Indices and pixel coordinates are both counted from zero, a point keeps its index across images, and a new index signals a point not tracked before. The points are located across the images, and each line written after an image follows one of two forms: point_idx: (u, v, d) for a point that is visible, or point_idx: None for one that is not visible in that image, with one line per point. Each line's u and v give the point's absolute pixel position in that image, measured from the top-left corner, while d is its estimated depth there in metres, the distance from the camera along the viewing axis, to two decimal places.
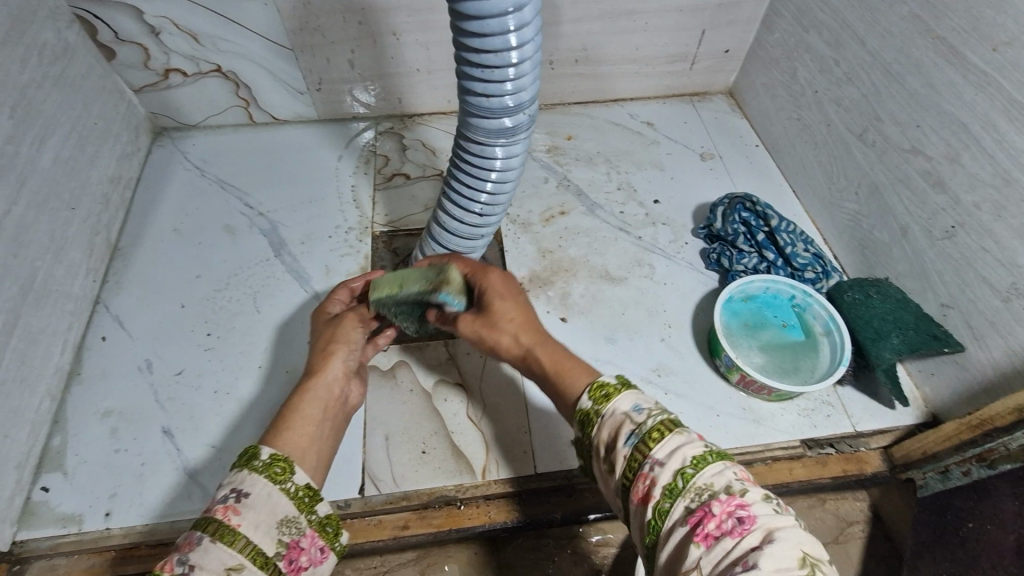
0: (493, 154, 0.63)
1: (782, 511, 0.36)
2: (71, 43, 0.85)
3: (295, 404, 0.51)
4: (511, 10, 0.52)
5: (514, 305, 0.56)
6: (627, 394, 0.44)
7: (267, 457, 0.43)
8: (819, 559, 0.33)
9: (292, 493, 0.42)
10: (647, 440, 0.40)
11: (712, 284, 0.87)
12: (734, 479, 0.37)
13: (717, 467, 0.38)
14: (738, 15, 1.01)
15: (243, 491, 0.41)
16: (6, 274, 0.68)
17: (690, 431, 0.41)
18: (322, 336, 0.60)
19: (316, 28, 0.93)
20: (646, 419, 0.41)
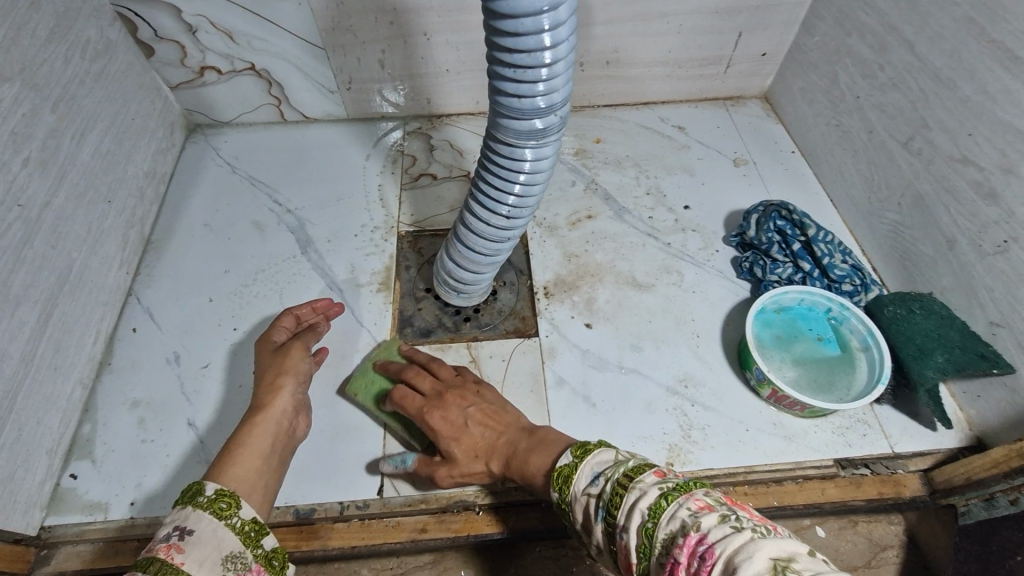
0: (522, 155, 0.62)
1: (742, 526, 0.38)
2: (112, 40, 0.87)
3: (242, 440, 0.62)
4: (546, 9, 0.50)
5: (477, 438, 0.66)
6: (581, 472, 0.53)
7: (212, 494, 0.54)
8: (786, 561, 0.34)
9: (238, 527, 0.53)
10: (612, 508, 0.47)
11: (743, 293, 0.84)
12: (689, 516, 0.41)
13: (672, 511, 0.42)
14: (777, 17, 0.98)
15: (187, 527, 0.51)
16: (44, 264, 0.70)
17: (644, 483, 0.46)
18: (269, 368, 0.70)
19: (347, 28, 0.93)
20: (603, 488, 0.50)
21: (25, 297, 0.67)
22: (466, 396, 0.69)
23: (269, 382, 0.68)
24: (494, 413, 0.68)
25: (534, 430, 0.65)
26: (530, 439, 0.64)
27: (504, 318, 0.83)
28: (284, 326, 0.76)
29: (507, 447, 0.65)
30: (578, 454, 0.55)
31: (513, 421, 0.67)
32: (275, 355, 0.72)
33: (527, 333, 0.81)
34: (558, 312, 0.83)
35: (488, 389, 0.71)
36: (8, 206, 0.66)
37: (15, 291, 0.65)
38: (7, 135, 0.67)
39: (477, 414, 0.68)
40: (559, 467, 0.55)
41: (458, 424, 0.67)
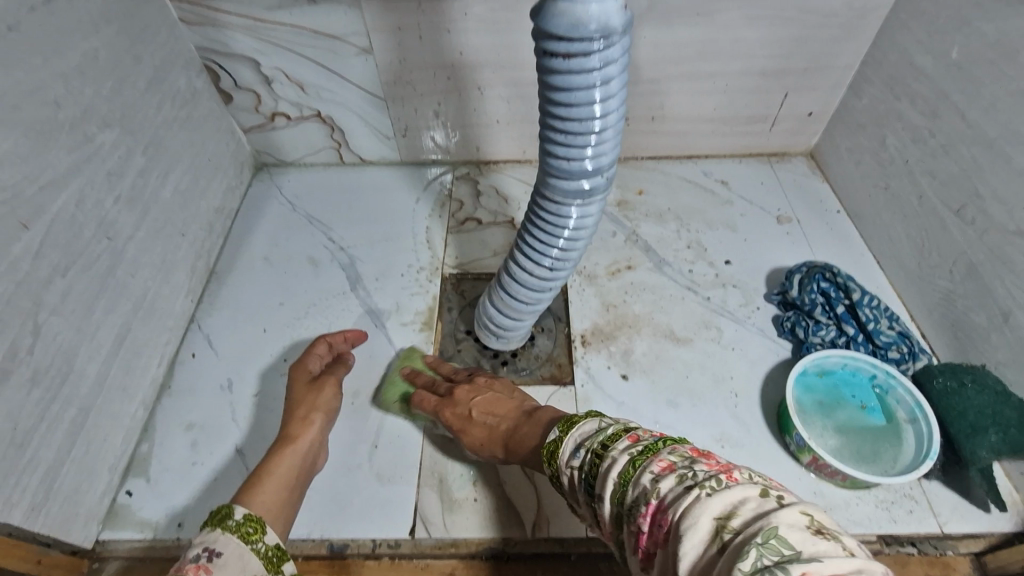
0: (568, 213, 0.64)
1: (693, 482, 0.39)
2: (198, 88, 0.96)
3: (270, 467, 0.67)
4: (598, 83, 0.53)
5: (480, 428, 0.71)
6: (565, 446, 0.53)
7: (240, 518, 0.58)
8: (730, 518, 0.35)
9: (262, 551, 0.57)
10: (591, 479, 0.48)
11: (784, 354, 0.83)
12: (651, 479, 0.42)
13: (638, 477, 0.43)
14: (823, 80, 1.00)
15: (216, 550, 0.54)
16: (124, 292, 0.76)
17: (618, 451, 0.46)
18: (303, 400, 0.75)
19: (407, 81, 1.00)
20: (584, 458, 0.50)
21: (104, 321, 0.73)
22: (474, 389, 0.75)
23: (298, 414, 0.73)
24: (498, 400, 0.73)
25: (534, 410, 0.69)
26: (529, 416, 0.68)
27: (540, 364, 0.85)
28: (317, 354, 0.80)
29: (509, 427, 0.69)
30: (564, 429, 0.55)
31: (514, 406, 0.72)
32: (310, 386, 0.76)
33: (563, 381, 0.82)
34: (594, 361, 0.84)
35: (496, 384, 0.77)
36: (99, 238, 0.72)
37: (98, 316, 0.71)
38: (105, 175, 0.74)
39: (482, 404, 0.73)
40: (548, 443, 0.56)
41: (465, 415, 0.73)
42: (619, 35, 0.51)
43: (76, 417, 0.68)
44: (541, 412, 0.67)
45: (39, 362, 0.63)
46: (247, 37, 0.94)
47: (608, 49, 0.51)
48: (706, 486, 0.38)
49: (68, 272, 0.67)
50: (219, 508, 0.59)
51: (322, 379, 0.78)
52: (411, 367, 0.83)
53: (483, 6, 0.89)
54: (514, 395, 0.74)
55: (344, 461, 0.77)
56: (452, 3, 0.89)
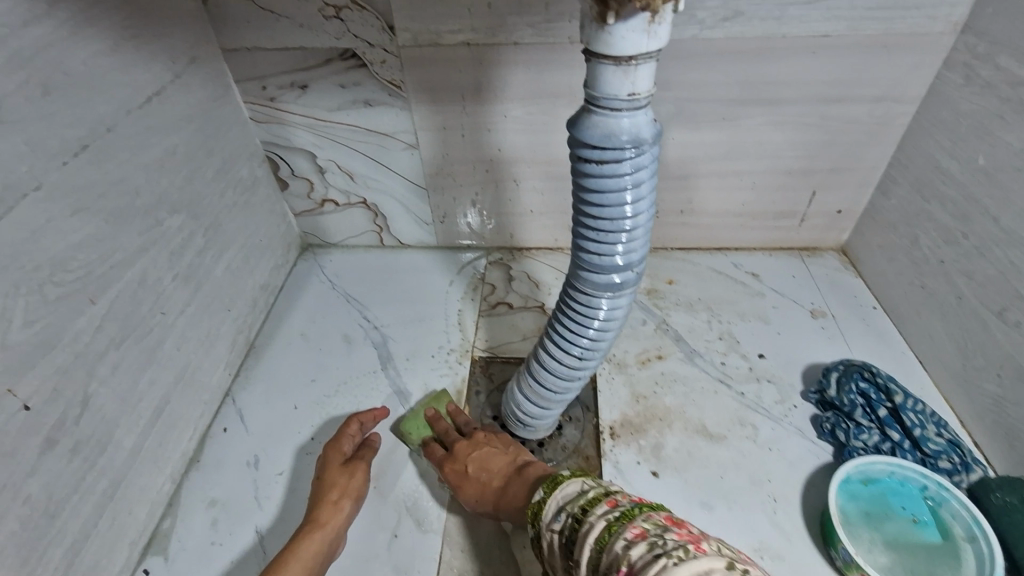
0: (598, 304, 0.66)
1: (663, 550, 0.41)
2: (259, 177, 1.05)
3: (294, 549, 0.68)
4: (630, 187, 0.55)
5: (477, 482, 0.74)
6: (548, 507, 0.56)
7: None
8: None
9: None
10: (571, 543, 0.50)
11: (824, 456, 0.79)
12: (623, 545, 0.44)
13: (612, 543, 0.45)
14: (850, 180, 1.02)
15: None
16: (169, 365, 0.80)
17: (594, 516, 0.49)
18: (332, 482, 0.76)
19: (449, 173, 1.07)
20: (563, 521, 0.53)
21: (147, 393, 0.75)
22: (475, 444, 0.78)
23: (328, 498, 0.74)
24: (494, 456, 0.76)
25: (527, 468, 0.73)
26: (523, 477, 0.71)
27: (566, 455, 0.83)
28: (350, 433, 0.81)
29: (503, 486, 0.72)
30: (548, 488, 0.58)
31: (506, 464, 0.75)
32: (342, 468, 0.78)
33: (591, 475, 0.80)
34: (624, 455, 0.81)
35: (495, 439, 0.80)
36: (154, 313, 0.77)
37: (142, 388, 0.74)
38: (167, 255, 0.80)
39: (479, 458, 0.76)
40: (532, 503, 0.58)
41: (463, 471, 0.75)
42: (650, 145, 0.53)
43: (107, 489, 0.69)
44: (533, 472, 0.71)
45: (82, 432, 0.65)
46: (307, 133, 1.03)
47: (639, 157, 0.53)
48: (673, 556, 0.40)
49: (121, 345, 0.71)
50: None
51: (355, 461, 0.79)
52: (433, 410, 0.85)
53: (521, 110, 0.97)
54: (510, 450, 0.77)
55: (362, 550, 0.75)
56: (494, 107, 0.97)
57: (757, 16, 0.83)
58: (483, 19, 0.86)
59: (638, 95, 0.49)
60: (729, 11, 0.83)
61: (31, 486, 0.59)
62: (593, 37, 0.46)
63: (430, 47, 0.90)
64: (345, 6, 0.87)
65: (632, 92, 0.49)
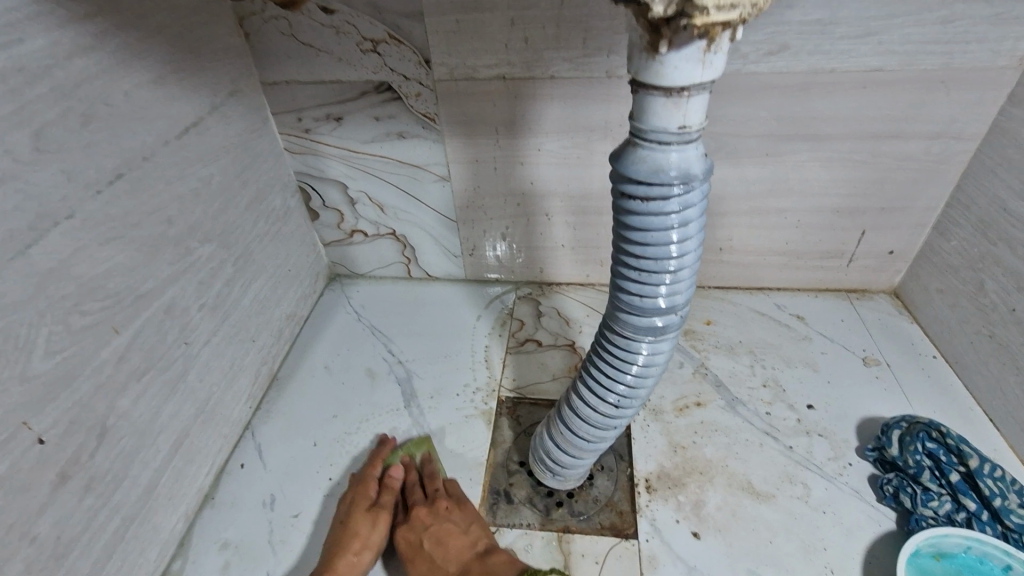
0: (638, 349, 0.61)
1: None
2: (291, 207, 1.05)
3: None
4: (676, 226, 0.51)
5: (427, 558, 0.72)
6: None
7: None
8: None
9: None
10: None
11: (888, 524, 0.72)
12: None
13: None
14: (904, 219, 0.96)
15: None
16: (190, 397, 0.78)
17: None
18: (351, 530, 0.74)
19: (479, 207, 1.05)
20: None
21: (166, 427, 0.73)
22: (436, 516, 0.75)
23: (348, 548, 0.72)
24: (455, 533, 0.73)
25: (483, 559, 0.69)
26: (478, 570, 0.68)
27: (598, 509, 0.77)
28: (374, 478, 0.81)
29: (455, 575, 0.69)
30: None
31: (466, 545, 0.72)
32: (366, 514, 0.76)
33: (625, 533, 0.74)
34: (661, 512, 0.76)
35: (457, 508, 0.76)
36: (179, 343, 0.75)
37: (161, 421, 0.72)
38: (196, 285, 0.79)
39: (436, 534, 0.73)
40: None
41: (416, 543, 0.74)
42: (699, 182, 0.49)
43: (118, 528, 0.66)
44: (490, 568, 0.67)
45: (97, 468, 0.63)
46: (340, 165, 1.03)
47: (687, 194, 0.49)
48: None
49: (144, 376, 0.69)
50: None
51: (376, 509, 0.77)
52: (407, 457, 0.85)
53: (556, 143, 0.95)
54: (472, 529, 0.74)
55: None
56: (527, 141, 0.95)
57: (805, 50, 0.80)
58: (519, 53, 0.85)
59: (688, 129, 0.46)
60: (775, 45, 0.80)
61: (40, 525, 0.56)
62: (641, 67, 0.44)
63: (464, 81, 0.89)
64: (383, 40, 0.87)
65: (682, 125, 0.46)
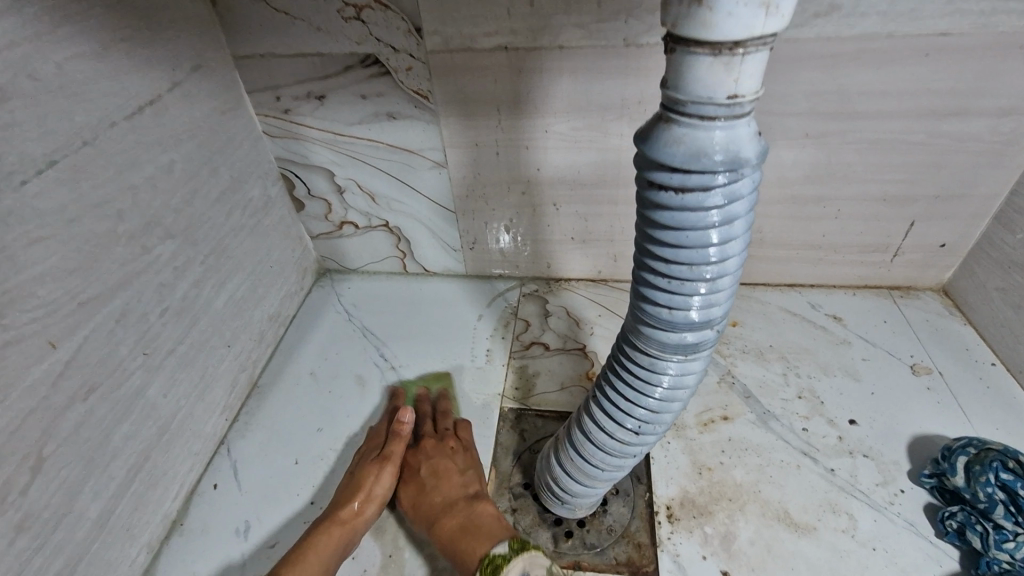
0: (664, 369, 0.51)
1: None
2: (272, 196, 0.95)
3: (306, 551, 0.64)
4: (717, 223, 0.41)
5: (410, 490, 0.74)
6: (513, 565, 0.60)
7: None
8: None
9: None
10: None
11: (950, 566, 0.62)
12: None
13: None
14: (960, 209, 0.85)
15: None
16: (151, 414, 0.69)
17: None
18: (360, 473, 0.73)
19: (480, 195, 0.95)
20: None
21: (121, 450, 0.64)
22: (441, 451, 0.77)
23: (353, 496, 0.71)
24: (454, 470, 0.75)
25: (471, 503, 0.70)
26: (462, 513, 0.69)
27: (613, 540, 0.68)
28: (382, 434, 0.81)
29: (439, 510, 0.70)
30: (513, 546, 0.61)
31: (458, 485, 0.73)
32: (373, 463, 0.75)
33: (645, 570, 0.65)
34: (686, 547, 0.66)
35: (465, 452, 0.77)
36: (136, 354, 0.66)
37: (115, 443, 0.63)
38: (156, 287, 0.70)
39: (434, 467, 0.75)
40: (493, 554, 0.61)
41: (415, 471, 0.76)
42: (749, 168, 0.39)
43: (61, 569, 0.58)
44: (476, 514, 0.68)
45: (33, 503, 0.54)
46: (325, 150, 0.93)
47: (733, 183, 0.39)
48: None
49: (91, 395, 0.60)
50: None
51: (382, 457, 0.75)
52: (424, 389, 0.89)
53: (565, 125, 0.84)
54: (471, 473, 0.75)
55: None
56: (533, 121, 0.84)
57: (858, 11, 0.68)
58: (524, 20, 0.74)
59: (739, 99, 0.35)
60: (824, 5, 0.68)
61: None
62: (680, 17, 0.34)
63: (461, 53, 0.78)
64: (367, 6, 0.76)
65: (732, 95, 0.35)
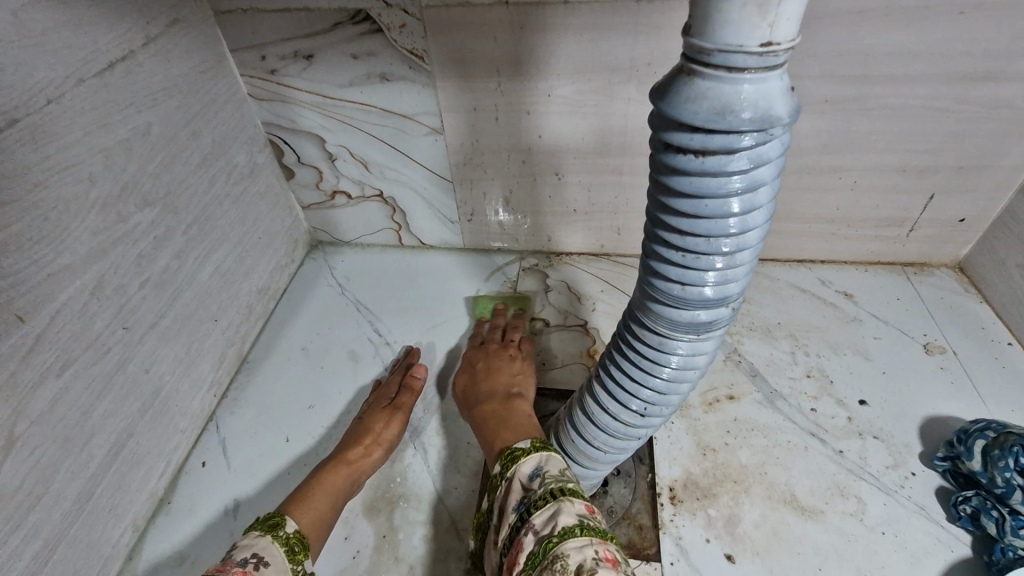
0: (673, 349, 0.48)
1: None
2: (259, 163, 0.91)
3: (317, 484, 0.65)
4: (739, 191, 0.37)
5: (463, 378, 0.78)
6: (528, 459, 0.55)
7: (287, 532, 0.58)
8: None
9: (282, 537, 0.57)
10: (531, 507, 0.50)
11: (962, 551, 0.61)
12: (591, 558, 0.44)
13: (580, 542, 0.45)
14: (983, 181, 0.81)
15: (263, 558, 0.53)
16: (133, 390, 0.66)
17: (577, 504, 0.49)
18: (368, 418, 0.74)
19: (478, 164, 0.90)
20: (536, 487, 0.52)
21: (101, 428, 0.62)
22: (500, 356, 0.79)
23: (361, 439, 0.71)
24: (506, 371, 0.76)
25: (510, 401, 0.71)
26: (500, 405, 0.70)
27: (614, 522, 0.66)
28: (395, 380, 0.80)
29: (483, 395, 0.73)
30: (536, 443, 0.57)
31: (502, 381, 0.74)
32: (383, 411, 0.75)
33: (646, 553, 0.63)
34: (689, 530, 0.64)
35: (519, 360, 0.79)
36: (114, 329, 0.63)
37: (94, 422, 0.61)
38: (134, 258, 0.66)
39: (489, 364, 0.78)
40: (515, 446, 0.58)
41: (470, 364, 0.79)
42: (779, 129, 0.35)
43: (40, 551, 0.55)
44: (511, 408, 0.69)
45: (5, 485, 0.51)
46: (314, 114, 0.88)
47: (760, 146, 0.35)
48: None
49: (64, 371, 0.57)
50: (269, 515, 0.59)
51: (393, 407, 0.76)
52: (503, 305, 0.93)
53: (569, 88, 0.79)
54: (519, 378, 0.76)
55: None
56: (535, 84, 0.79)
57: None
58: None
59: (773, 47, 0.31)
60: None
61: None
62: None
63: (458, 7, 0.73)
64: None
65: (766, 41, 0.31)
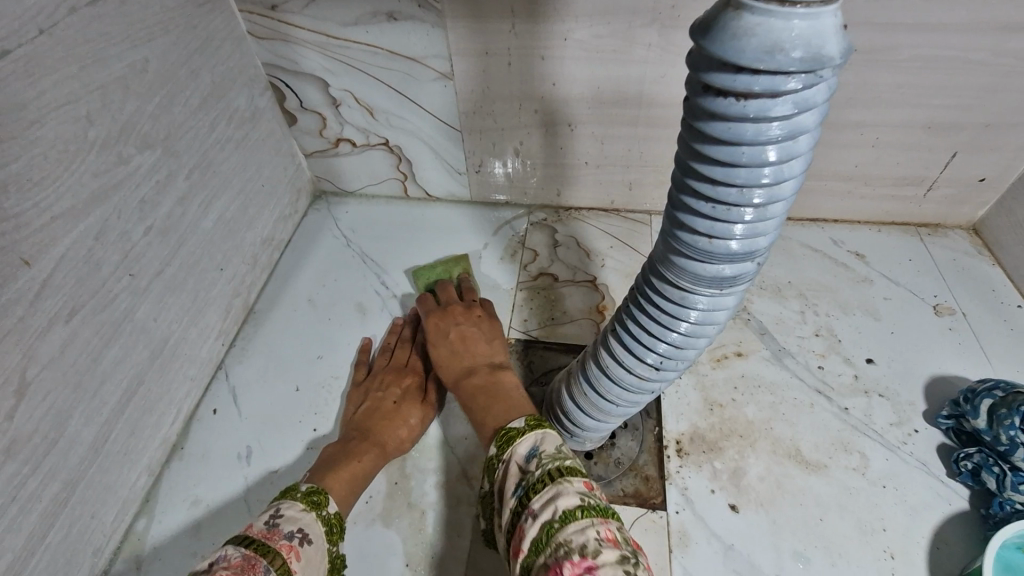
0: (694, 303, 0.47)
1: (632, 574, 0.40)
2: (260, 107, 0.87)
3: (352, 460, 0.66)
4: (778, 138, 0.35)
5: (443, 349, 0.72)
6: (524, 439, 0.54)
7: (330, 514, 0.58)
8: None
9: (326, 518, 0.57)
10: (529, 492, 0.48)
11: (959, 504, 0.63)
12: (594, 539, 0.42)
13: (581, 524, 0.43)
14: (1009, 140, 0.79)
15: (307, 533, 0.54)
16: (142, 338, 0.65)
17: (575, 485, 0.47)
18: (400, 404, 0.72)
19: (488, 112, 0.87)
20: (533, 468, 0.50)
21: (111, 374, 0.61)
22: (468, 317, 0.75)
23: (398, 424, 0.70)
24: (478, 339, 0.73)
25: (495, 371, 0.68)
26: (485, 377, 0.66)
27: (620, 474, 0.67)
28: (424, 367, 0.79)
29: (467, 367, 0.69)
30: (530, 423, 0.56)
31: (482, 352, 0.71)
32: (419, 403, 0.73)
33: (652, 502, 0.65)
34: (694, 481, 0.66)
35: (488, 321, 0.76)
36: (119, 276, 0.62)
37: (103, 368, 0.60)
38: (138, 203, 0.64)
39: (462, 332, 0.73)
40: (510, 427, 0.56)
41: (442, 330, 0.74)
42: (828, 71, 0.33)
43: (59, 493, 0.56)
44: (498, 380, 0.66)
45: (20, 430, 0.51)
46: (317, 56, 0.83)
47: (807, 88, 0.33)
48: None
49: (73, 317, 0.56)
50: (314, 489, 0.59)
51: (425, 402, 0.74)
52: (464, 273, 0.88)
53: (587, 31, 0.75)
54: (494, 345, 0.72)
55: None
56: (551, 26, 0.75)
57: None
58: None
59: None
60: None
61: None
62: None
63: None
64: None
65: None
